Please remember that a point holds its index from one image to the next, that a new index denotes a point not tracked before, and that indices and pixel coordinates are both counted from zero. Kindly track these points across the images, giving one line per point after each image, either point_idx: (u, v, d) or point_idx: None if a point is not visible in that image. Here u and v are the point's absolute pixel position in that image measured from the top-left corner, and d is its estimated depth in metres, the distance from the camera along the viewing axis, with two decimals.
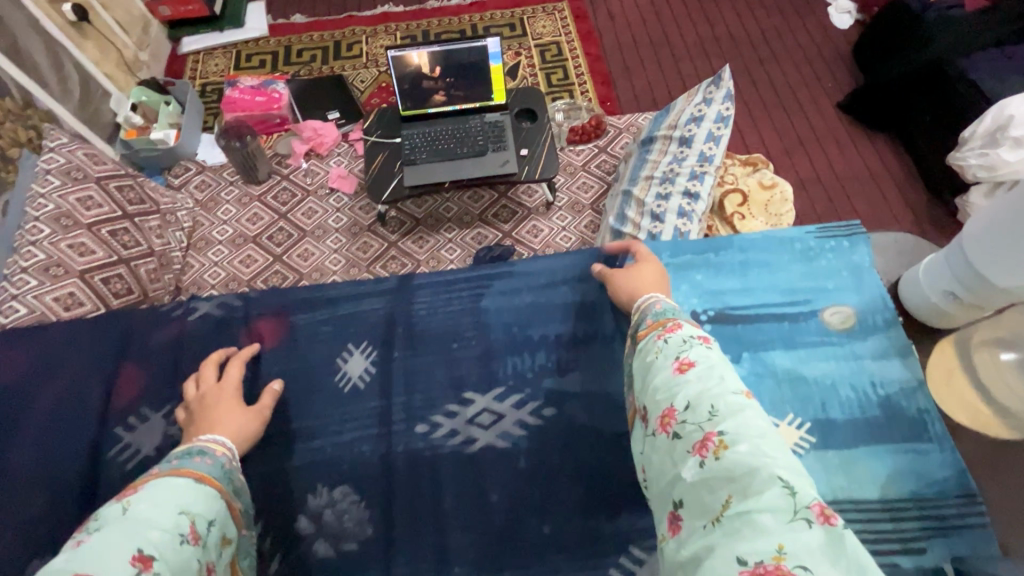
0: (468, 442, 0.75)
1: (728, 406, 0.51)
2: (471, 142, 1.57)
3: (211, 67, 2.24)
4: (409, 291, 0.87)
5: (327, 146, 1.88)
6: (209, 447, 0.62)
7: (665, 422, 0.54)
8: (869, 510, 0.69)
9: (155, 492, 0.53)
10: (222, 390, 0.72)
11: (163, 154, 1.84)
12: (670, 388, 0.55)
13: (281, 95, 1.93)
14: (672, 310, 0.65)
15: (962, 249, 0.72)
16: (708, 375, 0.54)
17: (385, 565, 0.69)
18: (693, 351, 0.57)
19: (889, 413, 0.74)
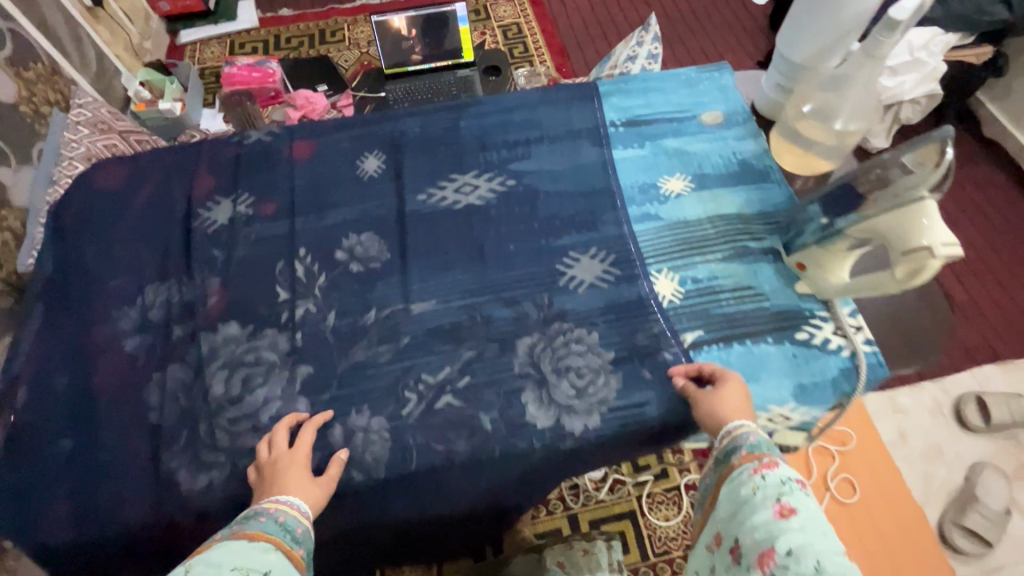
0: (455, 203, 1.06)
1: (834, 561, 0.54)
2: (445, 92, 1.98)
3: (209, 54, 2.62)
4: (405, 120, 1.16)
5: (318, 112, 2.24)
6: (264, 507, 0.65)
7: (763, 560, 0.58)
8: (729, 220, 1.02)
9: (211, 550, 0.55)
10: (296, 454, 0.77)
11: (171, 123, 2.20)
12: (771, 531, 0.59)
13: (274, 72, 2.30)
14: (767, 444, 0.69)
15: (779, 53, 1.04)
16: (811, 528, 0.58)
17: (402, 272, 0.98)
18: (793, 495, 0.61)
19: (744, 168, 1.08)
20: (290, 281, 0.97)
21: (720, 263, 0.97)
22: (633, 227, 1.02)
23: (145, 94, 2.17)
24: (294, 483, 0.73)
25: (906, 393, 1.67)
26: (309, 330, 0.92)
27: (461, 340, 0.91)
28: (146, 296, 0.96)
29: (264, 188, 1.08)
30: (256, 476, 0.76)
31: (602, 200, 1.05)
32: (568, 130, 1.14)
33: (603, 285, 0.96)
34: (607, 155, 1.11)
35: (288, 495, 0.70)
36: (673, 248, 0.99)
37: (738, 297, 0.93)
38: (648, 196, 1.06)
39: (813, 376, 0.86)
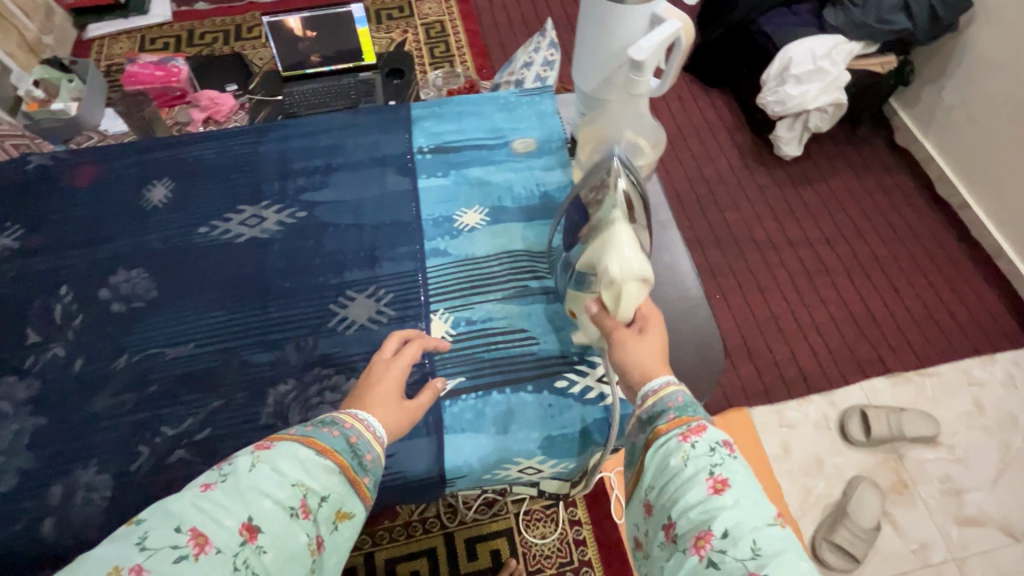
0: (236, 236, 1.00)
1: (769, 544, 0.50)
2: (345, 97, 1.95)
3: (116, 50, 2.51)
4: (204, 141, 1.10)
5: (224, 114, 2.16)
6: (340, 417, 0.66)
7: (699, 544, 0.52)
8: (517, 256, 0.98)
9: (281, 453, 0.58)
10: (393, 364, 0.77)
11: (65, 124, 2.08)
12: (707, 509, 0.53)
13: (179, 70, 2.21)
14: (692, 404, 0.64)
15: (575, 85, 0.99)
16: (745, 502, 0.53)
17: (167, 312, 0.93)
18: (724, 466, 0.56)
19: (545, 200, 1.04)
20: (42, 321, 0.92)
21: (497, 304, 0.94)
22: (419, 264, 0.98)
23: (39, 93, 2.10)
24: (377, 413, 0.72)
25: (793, 405, 1.55)
26: (52, 377, 0.87)
27: (212, 387, 0.87)
28: None
29: (36, 217, 1.01)
30: (361, 375, 0.77)
31: (392, 234, 1.01)
32: (374, 157, 1.09)
33: (374, 327, 0.92)
34: (407, 185, 1.06)
35: (364, 413, 0.70)
36: (453, 287, 0.96)
37: (508, 341, 0.90)
38: (441, 230, 1.02)
39: (563, 428, 0.83)
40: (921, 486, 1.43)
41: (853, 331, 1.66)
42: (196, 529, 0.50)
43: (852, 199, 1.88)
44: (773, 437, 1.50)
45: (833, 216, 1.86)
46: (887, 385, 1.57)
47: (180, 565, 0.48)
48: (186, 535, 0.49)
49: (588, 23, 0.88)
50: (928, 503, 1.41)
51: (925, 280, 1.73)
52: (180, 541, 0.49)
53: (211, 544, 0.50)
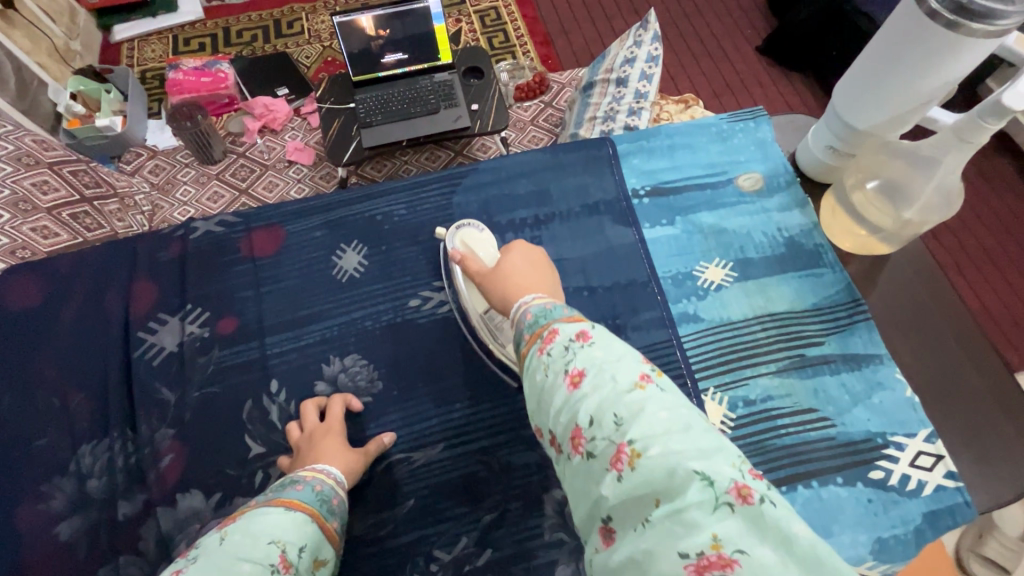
0: (455, 309, 0.88)
1: (628, 408, 0.44)
2: (423, 102, 1.74)
3: (149, 53, 2.21)
4: (385, 194, 0.96)
5: (280, 121, 1.97)
6: (301, 475, 0.67)
7: (574, 443, 0.46)
8: (780, 319, 0.87)
9: (252, 521, 0.57)
10: (330, 429, 0.76)
11: (111, 141, 1.86)
12: (569, 406, 0.47)
13: (227, 76, 2.00)
14: (542, 312, 0.56)
15: (832, 109, 0.87)
16: (602, 382, 0.47)
17: (398, 407, 0.81)
18: (577, 356, 0.49)
19: (793, 249, 0.92)
20: (263, 430, 0.79)
21: (774, 378, 0.83)
22: (672, 332, 0.86)
23: (78, 108, 1.86)
24: (331, 454, 0.72)
25: None
26: None
27: (477, 498, 0.76)
28: (80, 460, 0.77)
29: (220, 298, 0.88)
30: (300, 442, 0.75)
31: (630, 298, 0.89)
32: (585, 204, 0.96)
33: None
34: (632, 237, 0.93)
35: (325, 464, 0.71)
36: (716, 359, 0.85)
37: (799, 423, 0.80)
38: (684, 290, 0.90)
39: (893, 528, 0.73)
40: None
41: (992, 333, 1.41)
42: None
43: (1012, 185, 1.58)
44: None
45: None
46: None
47: None
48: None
49: (896, 48, 0.74)
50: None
51: None
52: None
53: None
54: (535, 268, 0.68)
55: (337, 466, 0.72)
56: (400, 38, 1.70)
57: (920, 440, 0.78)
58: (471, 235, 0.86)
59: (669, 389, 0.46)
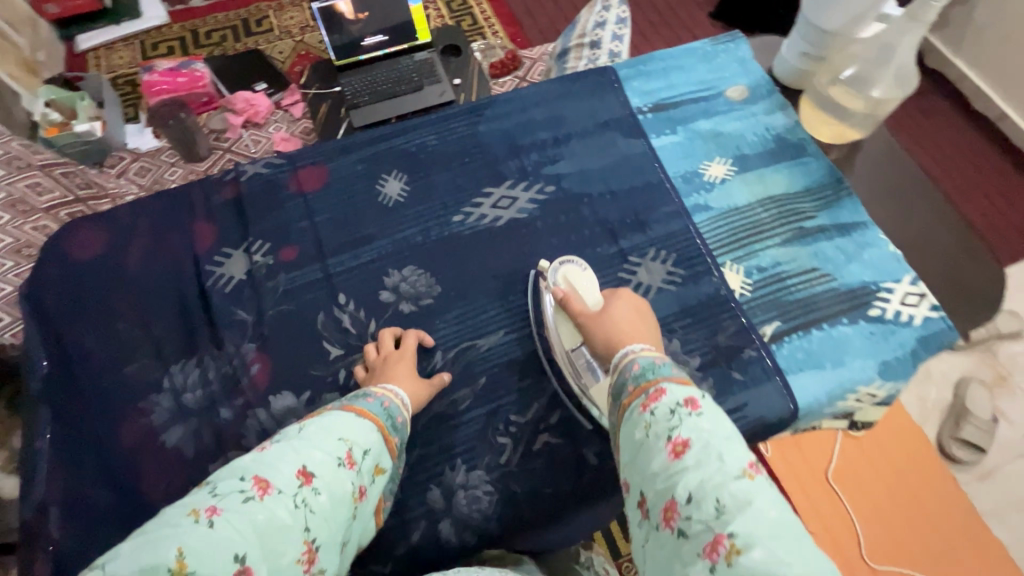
0: (496, 219, 0.97)
1: (733, 498, 0.50)
2: (407, 80, 1.81)
3: (116, 60, 2.20)
4: (414, 129, 1.05)
5: (262, 115, 1.98)
6: (376, 390, 0.73)
7: (667, 517, 0.53)
8: (779, 200, 1.00)
9: (325, 419, 0.64)
10: (405, 357, 0.81)
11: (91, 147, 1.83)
12: (670, 477, 0.54)
13: (202, 74, 2.02)
14: (650, 367, 0.64)
15: (804, 16, 1.01)
16: (706, 460, 0.53)
17: (457, 304, 0.90)
18: (683, 427, 0.57)
19: (781, 144, 1.06)
20: (339, 335, 0.87)
21: (780, 248, 0.95)
22: (689, 220, 0.98)
23: (55, 116, 1.85)
24: (403, 378, 0.78)
25: None
26: None
27: (542, 370, 0.86)
28: (173, 377, 0.83)
29: (277, 230, 0.95)
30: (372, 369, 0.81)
31: (648, 196, 1.00)
32: (596, 122, 1.07)
33: (672, 288, 0.92)
34: (642, 146, 1.05)
35: (395, 386, 0.76)
36: (730, 237, 0.97)
37: (806, 281, 0.93)
38: (694, 185, 1.02)
39: (894, 352, 0.87)
40: (1018, 375, 1.52)
41: None
42: (259, 475, 0.55)
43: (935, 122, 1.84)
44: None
45: (939, 137, 1.82)
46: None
47: (248, 504, 0.52)
48: (251, 481, 0.54)
49: None
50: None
51: (982, 194, 1.73)
52: (246, 487, 0.53)
53: (273, 486, 0.54)
54: (642, 324, 0.76)
55: (405, 391, 0.76)
56: (384, 28, 1.82)
57: (906, 283, 0.93)
58: (575, 273, 0.87)
59: (770, 488, 0.52)
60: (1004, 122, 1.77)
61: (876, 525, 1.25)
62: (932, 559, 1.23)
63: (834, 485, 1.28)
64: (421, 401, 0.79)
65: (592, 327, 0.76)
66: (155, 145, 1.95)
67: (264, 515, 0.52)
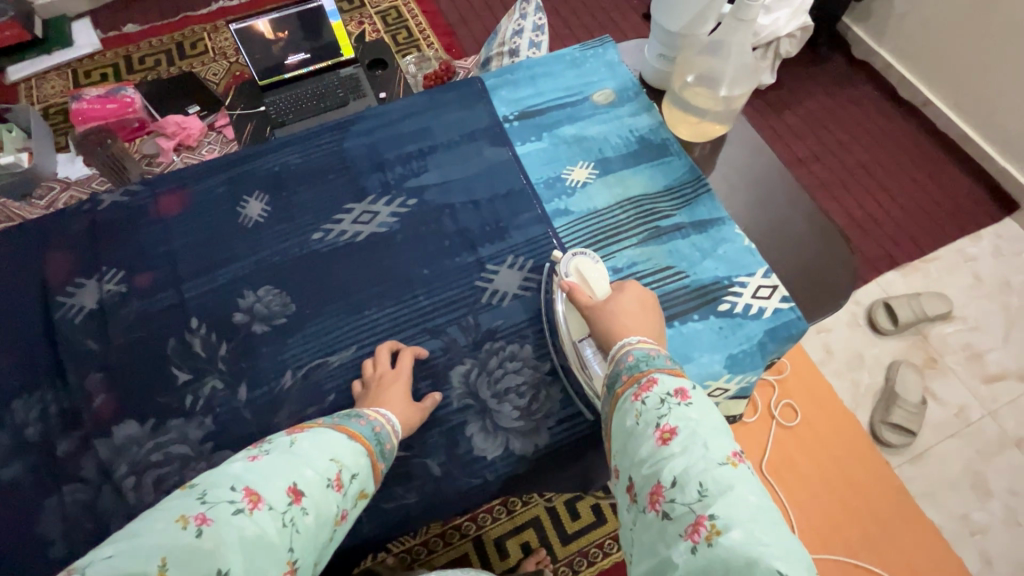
0: (356, 235, 0.98)
1: (717, 482, 0.53)
2: (332, 96, 1.82)
3: (48, 90, 2.16)
4: (281, 149, 1.05)
5: (194, 137, 2.01)
6: (363, 412, 0.71)
7: (654, 499, 0.56)
8: (637, 201, 1.01)
9: (318, 435, 0.62)
10: (398, 374, 0.82)
11: (18, 179, 1.83)
12: (657, 462, 0.58)
13: (132, 99, 1.99)
14: (644, 359, 0.67)
15: (655, 19, 1.03)
16: (691, 446, 0.57)
17: (312, 322, 0.90)
18: (672, 415, 0.60)
19: (643, 145, 1.07)
20: (188, 359, 0.87)
21: (636, 249, 0.97)
22: (549, 226, 0.99)
23: None
24: (395, 402, 0.78)
25: None
26: (219, 410, 0.83)
27: None
28: (14, 413, 0.82)
29: (133, 258, 0.95)
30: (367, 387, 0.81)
31: (510, 204, 1.01)
32: (463, 133, 1.09)
33: (527, 295, 0.93)
34: (506, 154, 1.06)
35: (385, 410, 0.75)
36: (589, 240, 0.98)
37: (660, 279, 0.94)
38: (556, 190, 1.03)
39: (741, 345, 0.88)
40: (948, 356, 1.49)
41: (859, 236, 1.65)
42: (249, 487, 0.53)
43: (864, 109, 1.84)
44: (815, 343, 1.51)
45: (867, 122, 1.82)
46: (898, 277, 1.59)
47: (237, 517, 0.50)
48: (243, 494, 0.52)
49: None
50: (959, 371, 1.47)
51: (908, 178, 1.73)
52: (236, 497, 0.52)
53: (264, 501, 0.53)
54: (646, 314, 0.77)
55: (397, 415, 0.76)
56: (306, 47, 1.84)
57: (759, 276, 0.94)
58: (588, 264, 0.87)
59: (752, 474, 0.55)
60: (928, 106, 1.79)
61: (815, 516, 1.30)
62: (868, 545, 1.27)
63: (768, 478, 1.34)
64: (413, 425, 0.78)
65: (597, 318, 0.77)
66: (88, 173, 1.94)
67: (252, 530, 0.50)
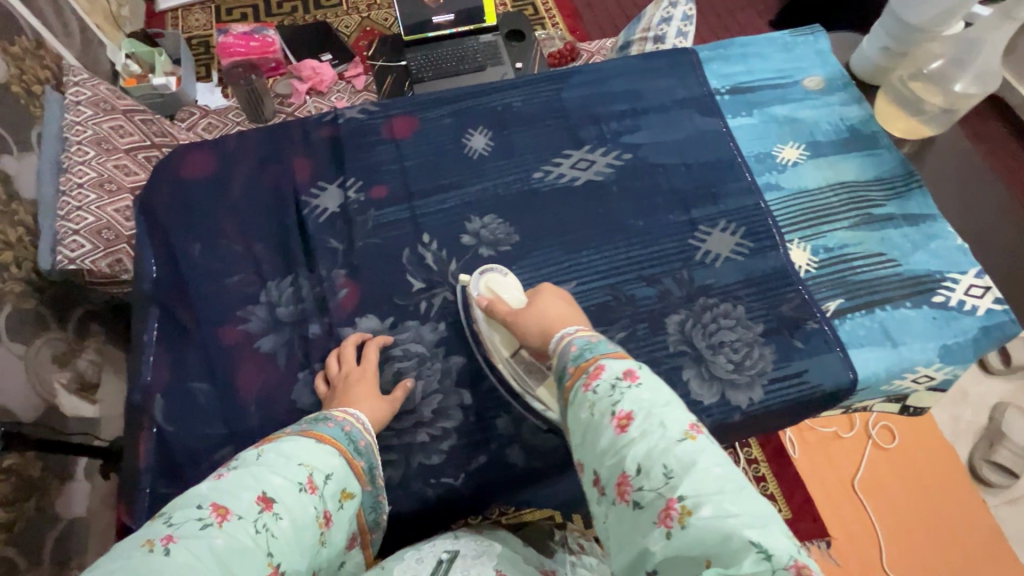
0: (573, 180, 1.02)
1: (678, 460, 0.51)
2: (471, 60, 1.85)
3: (194, 22, 2.28)
4: (503, 92, 1.10)
5: (325, 83, 2.00)
6: (333, 414, 0.71)
7: (621, 490, 0.53)
8: (849, 187, 1.03)
9: (284, 443, 0.62)
10: (365, 370, 0.80)
11: (166, 100, 1.92)
12: (616, 448, 0.55)
13: (275, 40, 2.05)
14: (589, 348, 0.64)
15: (890, 10, 1.05)
16: (651, 429, 0.54)
17: (533, 254, 0.95)
18: (625, 399, 0.57)
19: (853, 135, 1.09)
20: (423, 269, 0.93)
21: (847, 231, 0.98)
22: (760, 197, 1.01)
23: (135, 68, 1.92)
24: (362, 401, 0.76)
25: None
26: (452, 319, 0.89)
27: (610, 321, 0.90)
28: (269, 293, 0.90)
29: (370, 171, 1.01)
30: (333, 394, 0.79)
31: (721, 171, 1.04)
32: (674, 99, 1.11)
33: (739, 258, 0.96)
34: (718, 124, 1.09)
35: (354, 408, 0.74)
36: (798, 217, 1.00)
37: (872, 262, 0.95)
38: (766, 165, 1.05)
39: (955, 337, 0.89)
40: None
41: None
42: (216, 502, 0.54)
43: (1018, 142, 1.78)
44: None
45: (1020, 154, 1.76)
46: None
47: (205, 531, 0.51)
48: (208, 509, 0.54)
49: None
50: None
51: None
52: (204, 513, 0.53)
53: (232, 512, 0.54)
54: (570, 310, 0.78)
55: (367, 414, 0.74)
56: (454, 10, 1.87)
57: (971, 276, 0.94)
58: (496, 279, 0.87)
59: (712, 445, 0.53)
60: None
61: (900, 540, 1.25)
62: None
63: (860, 496, 1.29)
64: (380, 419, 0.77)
65: (523, 322, 0.77)
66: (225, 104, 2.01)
67: (220, 540, 0.51)
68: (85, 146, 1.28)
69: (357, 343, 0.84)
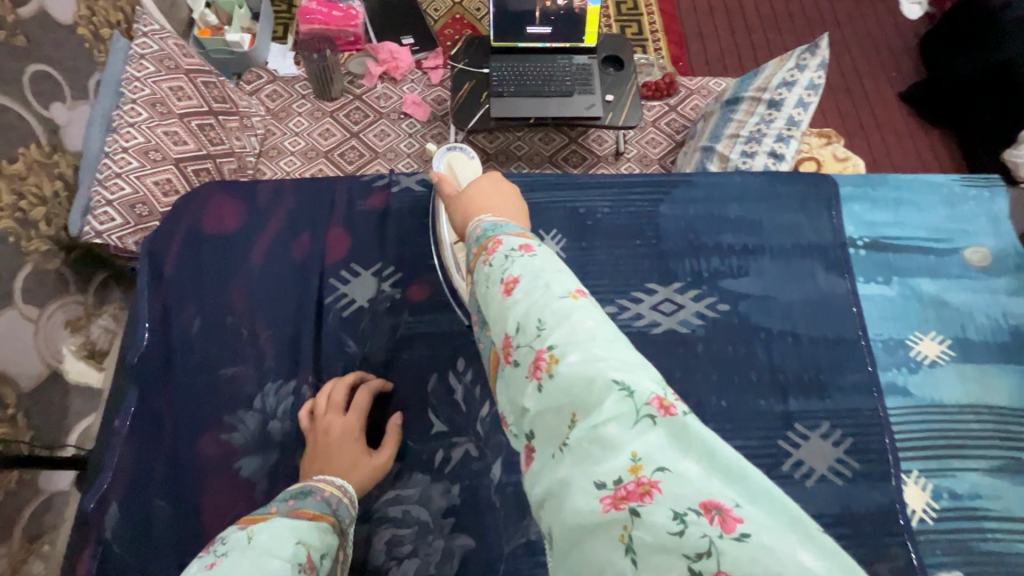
0: (652, 325, 0.83)
1: (553, 312, 0.39)
2: (558, 82, 1.38)
3: None
4: (590, 192, 0.92)
5: (401, 71, 1.63)
6: (318, 486, 0.61)
7: (507, 353, 0.41)
8: (998, 414, 0.80)
9: (271, 526, 0.50)
10: (351, 424, 0.70)
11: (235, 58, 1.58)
12: (497, 315, 0.43)
13: (358, 13, 1.63)
14: (494, 225, 0.51)
15: None
16: (535, 289, 0.41)
17: None
18: (515, 263, 0.44)
19: (1017, 339, 0.85)
20: (447, 408, 0.77)
21: (985, 476, 0.77)
22: (880, 402, 0.80)
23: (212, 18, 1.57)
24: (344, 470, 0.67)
25: None
26: (466, 483, 0.73)
27: None
28: (265, 398, 0.76)
29: (413, 262, 0.85)
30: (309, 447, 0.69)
31: (838, 355, 0.83)
32: (797, 243, 0.90)
33: (839, 483, 0.75)
34: (846, 287, 0.87)
35: (339, 479, 0.65)
36: (924, 441, 0.78)
37: (1010, 531, 0.74)
38: (896, 357, 0.83)
39: None
40: None
41: None
42: None
43: None
44: None
45: None
46: None
47: None
48: None
49: None
50: None
51: None
52: None
53: None
54: (503, 199, 0.58)
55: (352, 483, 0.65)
56: None
57: None
58: (460, 159, 0.86)
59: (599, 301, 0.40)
60: None
61: None
62: None
63: None
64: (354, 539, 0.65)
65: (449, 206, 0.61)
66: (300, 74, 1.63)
67: None
68: (139, 106, 1.04)
69: (350, 385, 0.74)
